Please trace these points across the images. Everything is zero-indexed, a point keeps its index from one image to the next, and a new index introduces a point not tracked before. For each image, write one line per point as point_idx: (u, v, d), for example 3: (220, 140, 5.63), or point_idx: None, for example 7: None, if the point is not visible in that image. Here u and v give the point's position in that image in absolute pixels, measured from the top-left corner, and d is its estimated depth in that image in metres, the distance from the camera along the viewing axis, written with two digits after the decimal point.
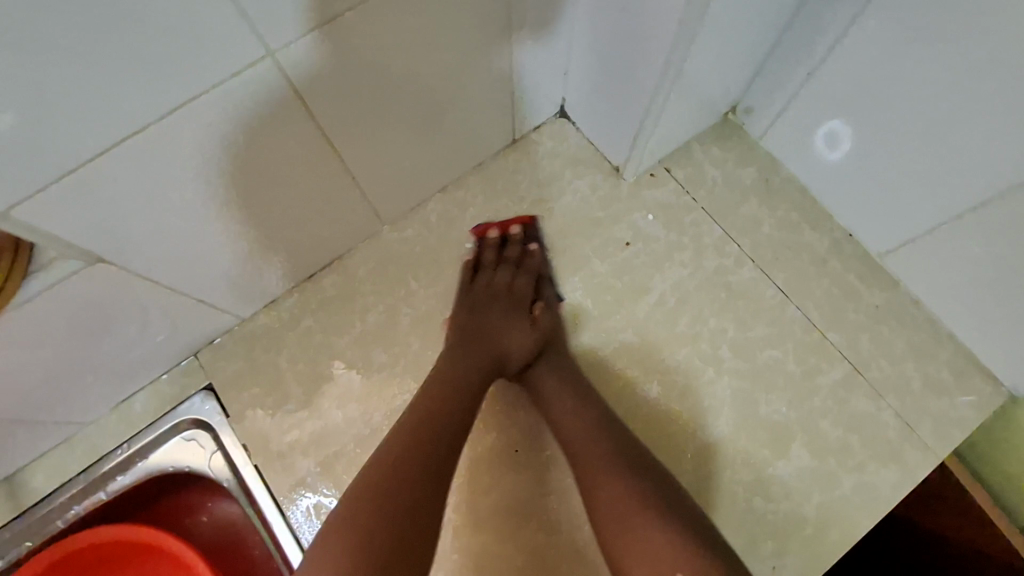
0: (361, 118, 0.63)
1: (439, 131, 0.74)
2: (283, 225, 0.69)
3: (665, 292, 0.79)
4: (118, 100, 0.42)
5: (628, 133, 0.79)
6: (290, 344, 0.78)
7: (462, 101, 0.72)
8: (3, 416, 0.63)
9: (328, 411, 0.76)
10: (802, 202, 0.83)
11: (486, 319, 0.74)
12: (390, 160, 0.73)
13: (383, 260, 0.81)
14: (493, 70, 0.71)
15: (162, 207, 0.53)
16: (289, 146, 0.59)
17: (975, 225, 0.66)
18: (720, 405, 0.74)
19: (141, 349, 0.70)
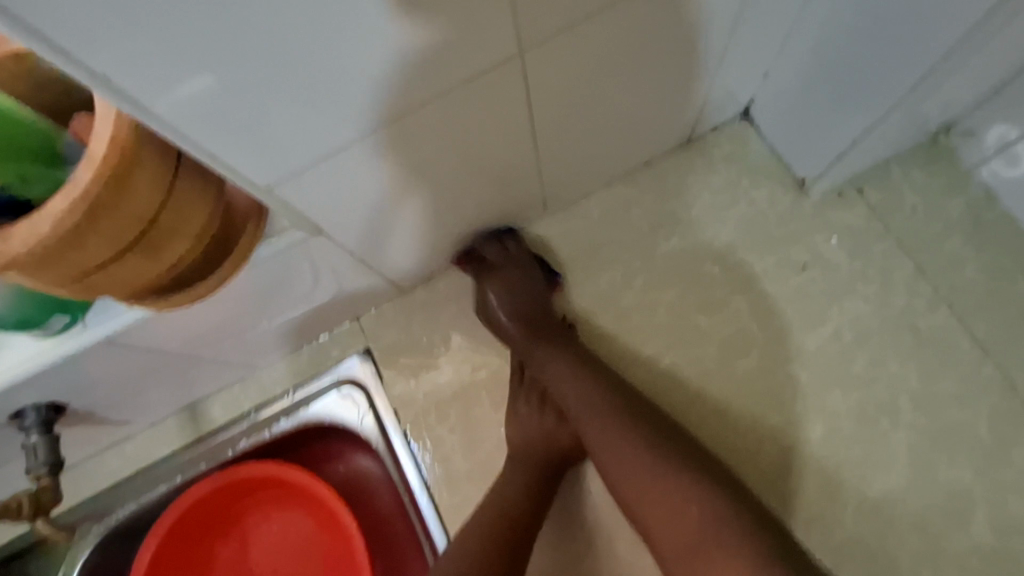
0: (567, 113, 0.62)
1: (625, 129, 0.72)
2: (464, 212, 0.70)
3: (841, 326, 0.73)
4: (375, 88, 0.44)
5: (826, 149, 0.73)
6: (445, 321, 0.81)
7: (654, 98, 0.69)
8: (205, 353, 0.70)
9: (476, 391, 0.79)
10: (1017, 245, 0.74)
11: (536, 401, 0.74)
12: (572, 155, 0.72)
13: (540, 251, 0.82)
14: (694, 72, 0.68)
15: (369, 188, 0.55)
16: (498, 135, 0.59)
17: None
18: (890, 458, 0.69)
19: (316, 308, 0.75)
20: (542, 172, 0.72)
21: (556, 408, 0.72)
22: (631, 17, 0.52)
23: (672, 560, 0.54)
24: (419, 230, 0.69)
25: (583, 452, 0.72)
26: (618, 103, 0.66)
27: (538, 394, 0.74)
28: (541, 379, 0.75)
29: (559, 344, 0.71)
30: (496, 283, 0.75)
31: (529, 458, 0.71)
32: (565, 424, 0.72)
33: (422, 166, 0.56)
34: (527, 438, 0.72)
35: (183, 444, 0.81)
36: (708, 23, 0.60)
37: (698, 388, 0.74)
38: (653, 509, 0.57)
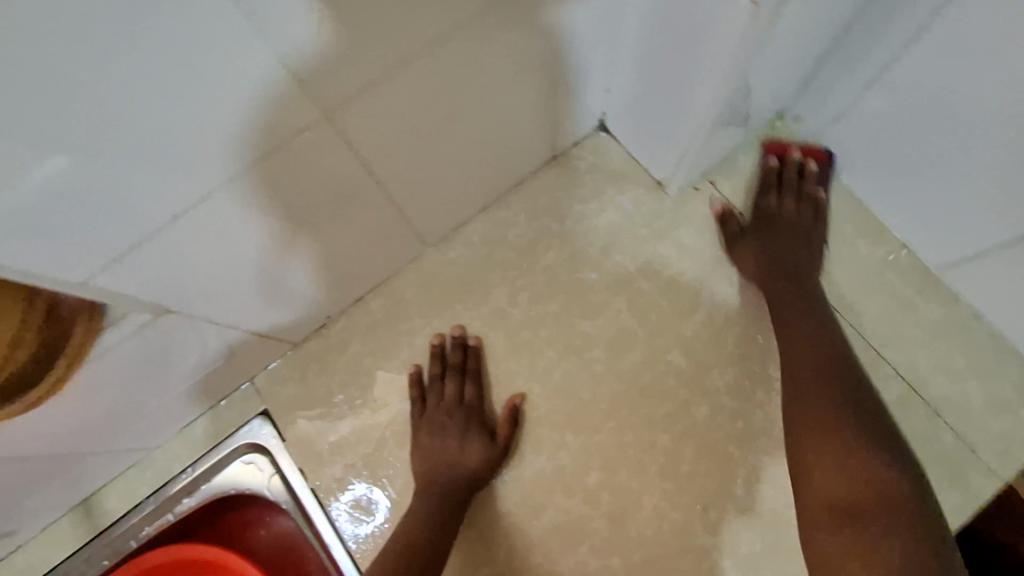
0: (412, 156, 0.62)
1: (483, 159, 0.74)
2: (331, 262, 0.70)
3: (713, 311, 0.78)
4: (196, 162, 0.42)
5: (672, 150, 0.78)
6: (341, 368, 0.80)
7: (502, 127, 0.70)
8: (85, 448, 0.67)
9: (381, 433, 0.79)
10: (853, 212, 0.80)
11: (436, 431, 0.75)
12: (434, 189, 0.72)
13: (427, 284, 0.82)
14: (533, 100, 0.70)
15: (202, 263, 0.53)
16: (342, 187, 0.59)
17: None
18: (771, 427, 0.73)
19: (201, 381, 0.73)
20: (406, 211, 0.72)
21: (456, 434, 0.74)
22: (450, 67, 0.53)
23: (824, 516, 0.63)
24: (286, 288, 0.67)
25: (486, 472, 0.74)
26: (462, 139, 0.66)
27: (437, 423, 0.76)
28: (439, 407, 0.76)
29: (788, 289, 0.74)
30: (749, 240, 0.77)
31: (431, 492, 0.73)
32: (465, 448, 0.74)
33: (258, 234, 0.55)
34: (428, 471, 0.74)
35: (81, 543, 0.77)
36: (531, 60, 0.61)
37: (594, 392, 0.76)
38: (823, 473, 0.64)
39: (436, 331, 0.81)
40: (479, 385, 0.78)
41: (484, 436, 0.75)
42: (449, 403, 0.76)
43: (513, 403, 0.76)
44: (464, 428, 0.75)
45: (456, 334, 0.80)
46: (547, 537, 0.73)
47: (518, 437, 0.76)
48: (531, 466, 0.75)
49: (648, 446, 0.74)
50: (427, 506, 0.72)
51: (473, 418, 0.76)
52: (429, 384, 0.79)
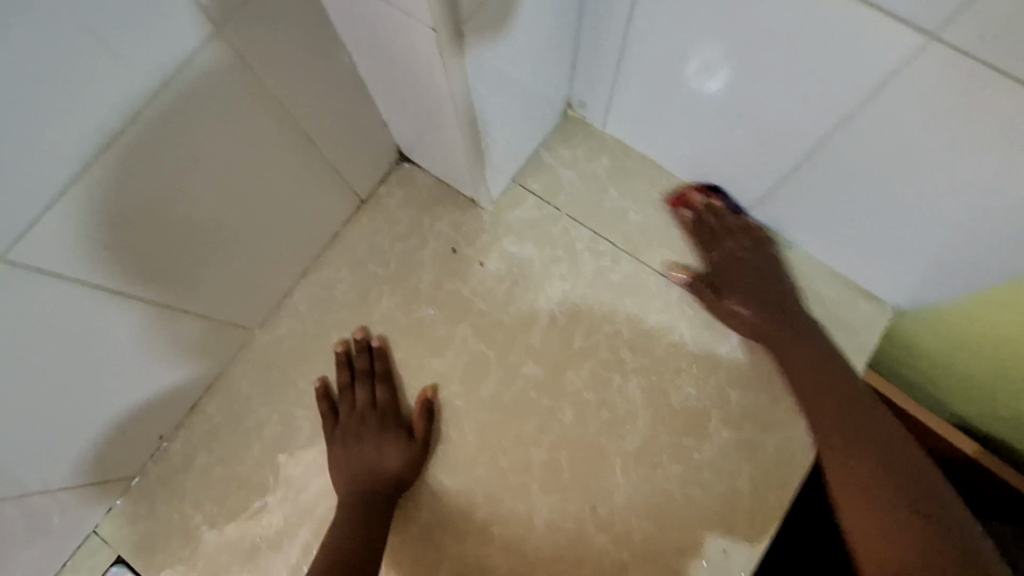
0: (183, 253, 0.59)
1: (276, 231, 0.71)
2: (130, 385, 0.64)
3: (554, 310, 0.78)
4: None
5: (464, 168, 0.77)
6: (191, 488, 0.73)
7: (274, 198, 0.67)
8: None
9: (250, 543, 0.72)
10: (659, 178, 0.82)
11: (354, 440, 0.71)
12: (232, 276, 0.68)
13: (263, 369, 0.77)
14: (297, 161, 0.66)
15: (74, 402, 0.58)
16: (96, 311, 0.54)
17: (808, 177, 0.66)
18: (633, 410, 0.74)
19: (44, 546, 0.67)
20: (210, 310, 0.69)
21: (372, 439, 0.71)
22: (169, 161, 0.51)
23: (855, 506, 0.63)
24: (115, 411, 0.64)
25: (406, 475, 0.70)
26: (229, 225, 0.63)
27: (351, 432, 0.71)
28: (352, 415, 0.72)
29: (784, 336, 0.72)
30: (734, 289, 0.74)
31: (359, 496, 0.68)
32: (381, 453, 0.70)
33: (126, 361, 0.61)
34: (354, 478, 0.69)
35: None
36: (266, 126, 0.59)
37: (460, 429, 0.74)
38: (844, 484, 0.65)
39: (340, 338, 0.77)
40: (391, 388, 0.74)
41: (401, 437, 0.71)
42: (361, 410, 0.73)
43: (426, 395, 0.74)
44: (380, 432, 0.71)
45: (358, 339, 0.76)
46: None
47: (436, 433, 0.73)
48: (416, 523, 0.70)
49: (524, 465, 0.72)
50: (356, 514, 0.67)
51: (389, 420, 0.72)
52: (339, 396, 0.74)
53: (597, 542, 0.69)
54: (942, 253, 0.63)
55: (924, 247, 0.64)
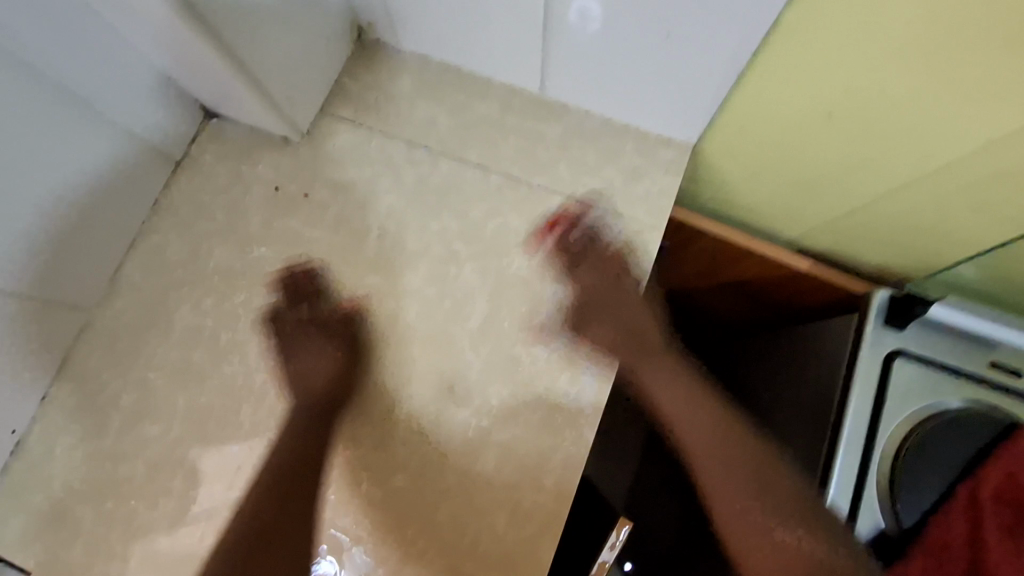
0: None
1: (80, 203, 0.70)
2: None
3: (383, 222, 0.81)
4: None
5: (264, 112, 0.78)
6: (57, 473, 0.73)
7: (75, 168, 0.68)
8: None
9: (127, 507, 0.72)
10: (461, 80, 0.86)
11: (220, 379, 0.76)
12: (41, 254, 0.67)
13: (109, 345, 0.77)
14: (77, 123, 0.67)
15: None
16: None
17: (572, 34, 0.71)
18: (473, 293, 0.78)
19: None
20: (40, 288, 0.69)
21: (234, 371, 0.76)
22: None
23: (714, 467, 0.82)
24: None
25: (304, 396, 0.75)
26: (26, 201, 0.64)
27: (211, 372, 0.76)
28: (207, 355, 0.76)
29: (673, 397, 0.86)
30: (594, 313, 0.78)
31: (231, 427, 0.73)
32: (281, 382, 0.76)
33: None
34: (225, 413, 0.74)
35: None
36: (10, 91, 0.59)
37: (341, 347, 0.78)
38: (692, 430, 0.84)
39: (180, 295, 0.78)
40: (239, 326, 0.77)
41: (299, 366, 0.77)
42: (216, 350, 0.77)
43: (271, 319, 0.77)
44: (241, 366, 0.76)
45: (199, 292, 0.78)
46: (333, 497, 0.72)
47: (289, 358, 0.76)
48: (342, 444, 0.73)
49: (380, 368, 0.75)
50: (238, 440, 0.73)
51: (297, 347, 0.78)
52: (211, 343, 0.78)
53: (458, 418, 0.74)
54: (702, 62, 0.69)
55: (681, 65, 0.71)
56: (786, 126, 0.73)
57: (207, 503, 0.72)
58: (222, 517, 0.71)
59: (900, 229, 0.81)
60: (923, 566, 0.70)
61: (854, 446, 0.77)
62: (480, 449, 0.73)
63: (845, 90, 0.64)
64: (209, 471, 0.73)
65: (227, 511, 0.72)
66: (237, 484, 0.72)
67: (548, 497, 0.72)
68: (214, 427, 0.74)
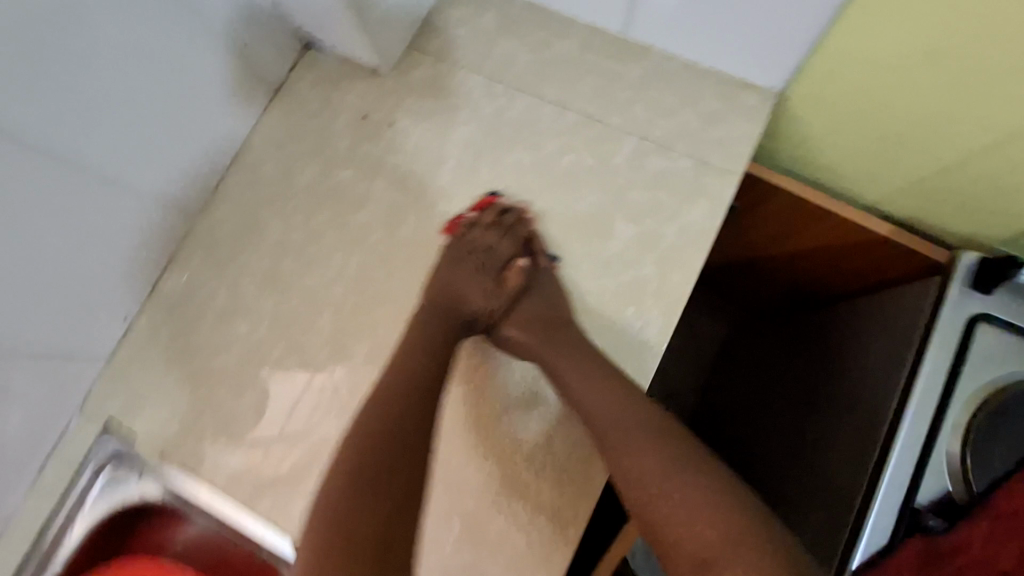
0: (99, 128, 0.66)
1: (192, 114, 0.77)
2: (87, 262, 0.71)
3: (460, 154, 0.84)
4: None
5: (358, 42, 0.83)
6: (158, 359, 0.81)
7: (174, 70, 0.72)
8: None
9: (217, 393, 0.79)
10: (543, 19, 0.87)
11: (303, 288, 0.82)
12: (157, 155, 0.75)
13: (208, 250, 0.84)
14: (197, 39, 0.73)
15: (41, 280, 0.66)
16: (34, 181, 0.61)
17: None
18: (542, 225, 0.80)
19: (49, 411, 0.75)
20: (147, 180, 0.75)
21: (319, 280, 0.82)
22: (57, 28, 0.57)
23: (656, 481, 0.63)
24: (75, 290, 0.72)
25: (493, 323, 0.77)
26: (152, 104, 0.71)
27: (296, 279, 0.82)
28: (294, 264, 0.83)
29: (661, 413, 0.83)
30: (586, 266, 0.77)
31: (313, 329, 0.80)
32: (487, 293, 0.77)
33: (73, 238, 0.68)
34: (308, 318, 0.80)
35: None
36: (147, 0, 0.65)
37: (544, 275, 0.77)
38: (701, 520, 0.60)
39: (272, 209, 0.85)
40: (323, 240, 0.83)
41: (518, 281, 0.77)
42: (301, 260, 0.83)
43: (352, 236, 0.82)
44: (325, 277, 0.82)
45: (290, 208, 0.85)
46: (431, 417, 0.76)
47: (366, 273, 0.81)
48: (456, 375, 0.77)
49: None
50: (318, 342, 0.80)
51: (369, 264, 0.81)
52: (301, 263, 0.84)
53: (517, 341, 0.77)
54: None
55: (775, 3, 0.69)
56: (879, 73, 0.72)
57: (287, 395, 0.79)
58: (301, 409, 0.79)
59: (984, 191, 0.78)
60: (992, 531, 0.66)
61: (923, 411, 0.74)
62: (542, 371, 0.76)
63: (946, 33, 0.63)
64: (290, 368, 0.79)
65: (304, 404, 0.79)
66: (314, 381, 0.79)
67: None
68: (294, 331, 0.80)
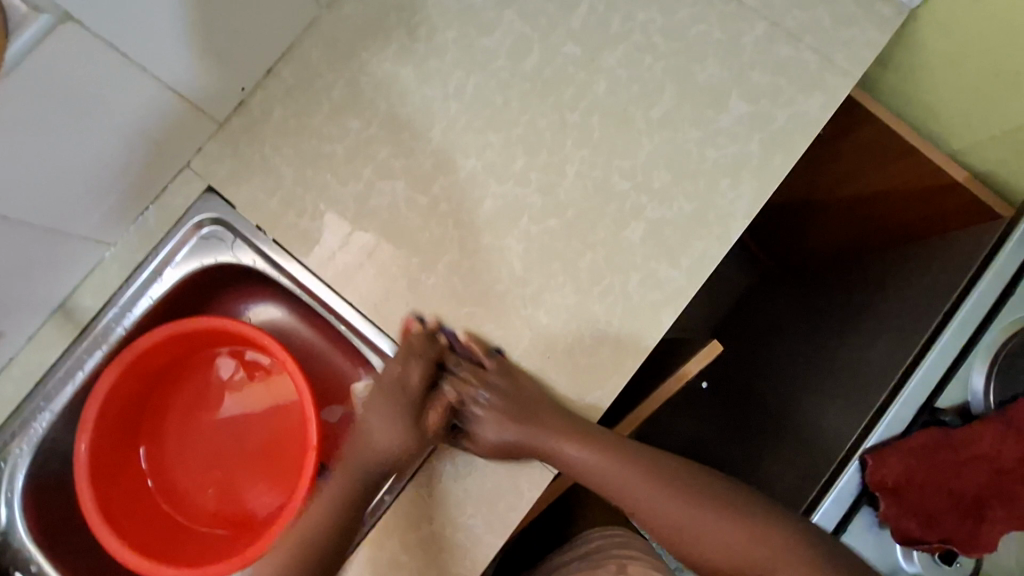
0: None
1: None
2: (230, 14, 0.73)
3: (595, 2, 0.85)
4: None
5: None
6: (269, 135, 0.84)
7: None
8: (53, 221, 0.71)
9: (322, 178, 0.83)
10: None
11: (420, 98, 0.85)
12: None
13: (331, 41, 0.86)
14: None
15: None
16: None
17: None
18: (662, 86, 0.83)
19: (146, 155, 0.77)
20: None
21: (437, 93, 0.84)
22: None
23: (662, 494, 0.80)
24: (215, 37, 0.74)
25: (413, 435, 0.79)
26: None
27: (415, 88, 0.85)
28: (415, 74, 0.85)
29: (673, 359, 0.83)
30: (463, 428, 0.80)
31: (424, 138, 0.83)
32: (394, 430, 0.78)
33: None
34: (421, 126, 0.84)
35: (70, 340, 0.81)
36: None
37: (490, 433, 0.77)
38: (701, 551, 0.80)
39: (401, 16, 0.86)
40: (447, 56, 0.85)
41: (446, 420, 0.80)
42: (422, 70, 0.85)
43: (477, 59, 0.85)
44: (442, 91, 0.84)
45: (418, 19, 0.86)
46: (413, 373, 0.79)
47: (483, 97, 0.84)
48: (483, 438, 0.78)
49: (560, 127, 0.82)
50: (426, 151, 0.83)
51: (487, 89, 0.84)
52: (419, 88, 0.85)
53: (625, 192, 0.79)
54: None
55: None
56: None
57: (387, 194, 0.83)
58: (398, 208, 0.82)
59: None
60: (1003, 435, 0.75)
61: (962, 332, 0.80)
62: (633, 219, 0.80)
63: None
64: (395, 170, 0.83)
65: (402, 205, 0.82)
66: (415, 186, 0.82)
67: (681, 276, 0.79)
68: (405, 135, 0.84)
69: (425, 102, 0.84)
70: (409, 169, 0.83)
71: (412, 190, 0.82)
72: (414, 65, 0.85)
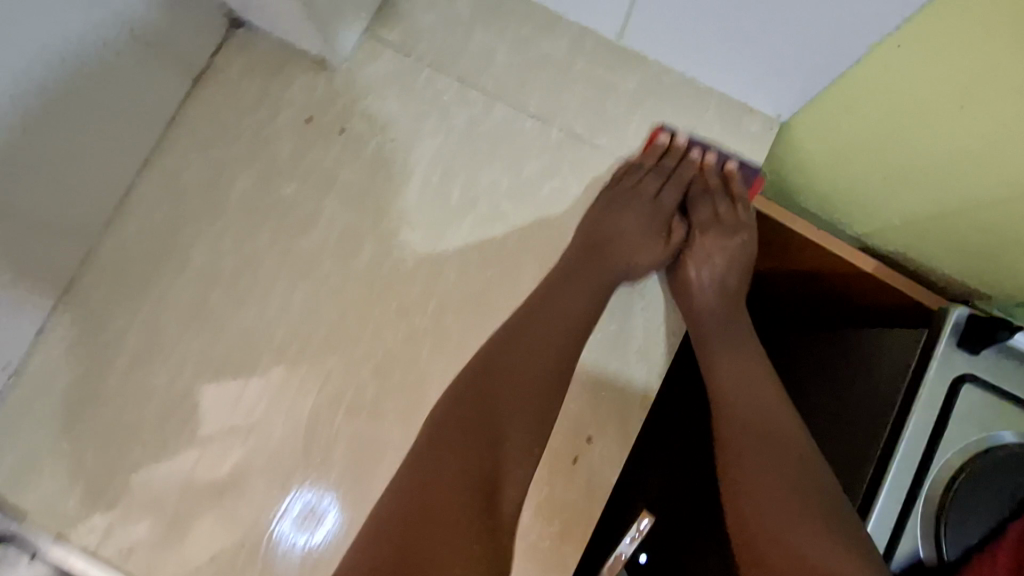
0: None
1: (94, 123, 0.62)
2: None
3: (427, 170, 0.72)
4: None
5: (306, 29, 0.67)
6: (57, 411, 0.68)
7: (58, 51, 0.54)
8: None
9: (134, 455, 0.68)
10: (525, 12, 0.74)
11: (240, 328, 0.70)
12: (50, 184, 0.60)
13: (115, 278, 0.70)
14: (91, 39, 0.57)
15: None
16: None
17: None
18: (520, 262, 0.71)
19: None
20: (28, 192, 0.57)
21: (259, 320, 0.70)
22: None
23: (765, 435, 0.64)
24: None
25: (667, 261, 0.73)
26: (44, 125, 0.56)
27: (229, 317, 0.70)
28: (227, 298, 0.70)
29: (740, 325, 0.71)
30: (693, 257, 0.72)
31: (251, 378, 0.69)
32: (653, 243, 0.72)
33: None
34: (245, 362, 0.69)
35: None
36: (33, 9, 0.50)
37: (718, 257, 0.72)
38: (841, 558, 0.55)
39: (196, 230, 0.71)
40: (259, 271, 0.70)
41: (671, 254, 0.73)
42: (234, 293, 0.70)
43: (297, 267, 0.70)
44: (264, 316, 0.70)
45: (217, 231, 0.71)
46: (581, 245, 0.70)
47: (313, 314, 0.70)
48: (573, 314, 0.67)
49: (410, 333, 0.69)
50: (257, 394, 0.69)
51: (315, 301, 0.70)
52: (233, 317, 0.70)
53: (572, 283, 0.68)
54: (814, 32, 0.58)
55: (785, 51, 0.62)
56: (914, 118, 0.62)
57: (217, 458, 0.68)
58: (234, 472, 0.67)
59: (959, 253, 0.76)
60: None
61: (897, 490, 0.71)
62: None
63: (943, 91, 0.57)
64: (222, 425, 0.68)
65: (237, 465, 0.67)
66: (250, 441, 0.68)
67: (579, 493, 0.68)
68: (229, 377, 0.69)
69: (246, 332, 0.70)
70: (239, 420, 0.68)
71: (248, 446, 0.68)
72: (224, 288, 0.70)
